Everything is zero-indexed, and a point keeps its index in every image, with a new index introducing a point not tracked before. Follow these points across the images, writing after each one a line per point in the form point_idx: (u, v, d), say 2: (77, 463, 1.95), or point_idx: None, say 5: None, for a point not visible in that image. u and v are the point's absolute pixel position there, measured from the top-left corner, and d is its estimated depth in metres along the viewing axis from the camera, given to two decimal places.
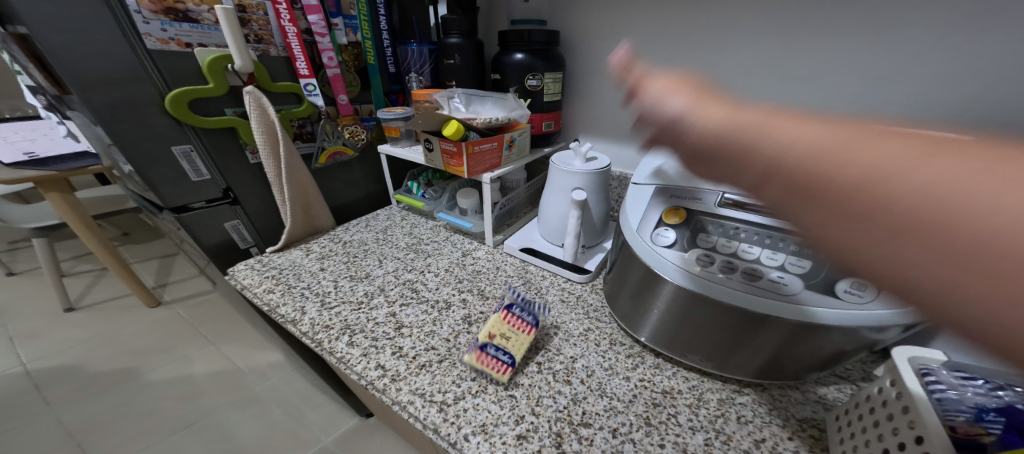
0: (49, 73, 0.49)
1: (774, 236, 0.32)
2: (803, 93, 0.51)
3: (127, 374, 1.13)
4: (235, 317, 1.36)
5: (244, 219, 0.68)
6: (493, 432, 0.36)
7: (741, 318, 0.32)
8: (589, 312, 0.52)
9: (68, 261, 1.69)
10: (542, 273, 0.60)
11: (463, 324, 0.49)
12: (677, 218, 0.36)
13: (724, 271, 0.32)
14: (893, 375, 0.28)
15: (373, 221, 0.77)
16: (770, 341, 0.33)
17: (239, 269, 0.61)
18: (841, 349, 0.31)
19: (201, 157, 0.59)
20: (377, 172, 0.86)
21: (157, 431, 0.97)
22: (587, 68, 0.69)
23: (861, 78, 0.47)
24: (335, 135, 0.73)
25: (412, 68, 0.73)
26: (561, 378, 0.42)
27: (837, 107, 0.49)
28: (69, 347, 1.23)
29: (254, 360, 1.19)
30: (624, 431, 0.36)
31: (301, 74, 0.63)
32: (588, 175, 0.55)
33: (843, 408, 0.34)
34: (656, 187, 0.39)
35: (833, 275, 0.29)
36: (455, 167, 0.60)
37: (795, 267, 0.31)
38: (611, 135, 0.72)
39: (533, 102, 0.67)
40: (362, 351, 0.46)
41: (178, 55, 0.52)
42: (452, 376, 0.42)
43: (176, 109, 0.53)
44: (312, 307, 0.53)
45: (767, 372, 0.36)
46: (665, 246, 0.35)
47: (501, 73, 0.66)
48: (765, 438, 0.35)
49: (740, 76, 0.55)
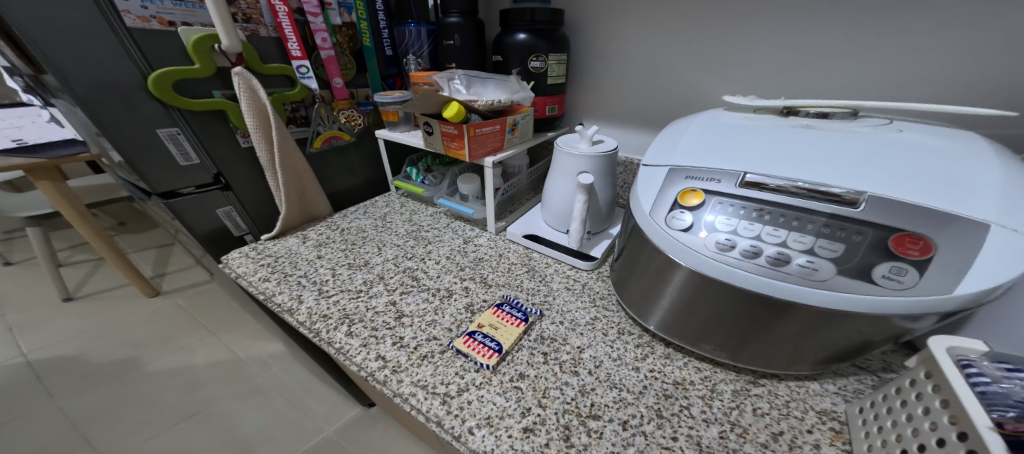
0: (24, 53, 0.46)
1: (800, 218, 0.29)
2: (823, 74, 0.48)
3: (129, 364, 1.12)
4: (235, 307, 1.35)
5: (238, 205, 0.66)
6: (500, 425, 0.35)
7: (762, 305, 0.30)
8: (596, 299, 0.50)
9: (64, 251, 1.66)
10: (546, 261, 0.58)
11: (466, 313, 0.48)
12: (694, 199, 0.33)
13: (748, 257, 0.30)
14: (928, 367, 0.27)
15: (371, 207, 0.75)
16: (789, 330, 0.31)
17: (233, 257, 0.59)
18: (869, 340, 0.29)
19: (189, 140, 0.57)
20: (374, 158, 0.84)
21: (159, 421, 0.97)
22: (591, 49, 0.65)
23: (884, 56, 0.44)
24: (330, 120, 0.70)
25: (409, 50, 0.69)
26: (568, 369, 0.40)
27: (859, 87, 0.47)
28: (68, 337, 1.22)
29: (255, 350, 1.18)
30: (635, 424, 0.35)
31: (293, 56, 0.60)
32: (593, 158, 0.52)
33: (867, 401, 0.32)
34: (669, 168, 0.36)
35: (868, 259, 0.27)
36: (456, 150, 0.57)
37: (827, 251, 0.28)
38: (616, 119, 0.70)
39: (537, 84, 0.64)
40: (362, 342, 0.44)
41: (160, 34, 0.49)
42: (455, 368, 0.41)
43: (160, 91, 0.50)
44: (309, 295, 0.51)
45: (786, 363, 0.34)
46: (681, 230, 0.32)
47: (503, 54, 0.63)
48: (783, 432, 0.34)
49: (756, 56, 0.52)
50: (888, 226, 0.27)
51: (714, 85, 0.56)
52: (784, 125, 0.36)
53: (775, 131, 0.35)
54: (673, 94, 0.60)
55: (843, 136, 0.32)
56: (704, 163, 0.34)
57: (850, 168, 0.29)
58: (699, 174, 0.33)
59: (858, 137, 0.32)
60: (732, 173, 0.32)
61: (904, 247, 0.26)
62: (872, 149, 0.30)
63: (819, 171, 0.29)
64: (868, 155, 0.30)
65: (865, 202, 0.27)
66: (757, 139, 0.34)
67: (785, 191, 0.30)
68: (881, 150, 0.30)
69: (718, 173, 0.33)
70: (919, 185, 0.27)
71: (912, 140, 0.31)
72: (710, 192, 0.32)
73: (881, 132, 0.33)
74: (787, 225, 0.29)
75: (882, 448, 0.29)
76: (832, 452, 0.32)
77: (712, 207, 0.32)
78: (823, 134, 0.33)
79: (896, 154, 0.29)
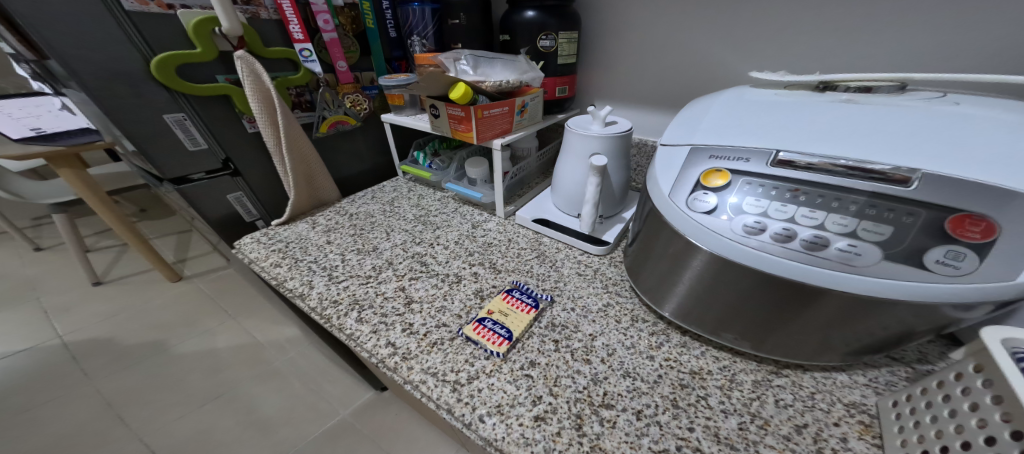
0: (26, 38, 0.45)
1: (838, 199, 0.27)
2: (861, 47, 0.45)
3: (155, 347, 1.15)
4: (252, 293, 1.38)
5: (247, 191, 0.66)
6: (510, 413, 0.34)
7: (794, 292, 0.28)
8: (608, 285, 0.49)
9: (90, 236, 1.72)
10: (557, 246, 0.57)
11: (475, 299, 0.47)
12: (719, 180, 0.30)
13: (779, 240, 0.27)
14: (978, 360, 0.26)
15: (379, 192, 0.74)
16: (818, 318, 0.29)
17: (245, 243, 0.59)
18: (911, 329, 0.27)
19: (196, 126, 0.56)
20: (381, 143, 0.82)
21: (186, 401, 1.00)
22: (606, 25, 0.61)
23: (936, 22, 0.40)
24: (336, 104, 0.68)
25: (414, 31, 0.65)
26: (580, 357, 0.39)
27: (901, 63, 0.43)
28: (98, 321, 1.26)
29: (272, 334, 1.21)
30: (650, 414, 0.34)
31: (295, 39, 0.58)
32: (606, 139, 0.50)
33: (903, 395, 0.31)
34: (690, 147, 0.33)
35: (920, 242, 0.25)
36: (464, 133, 0.55)
37: (872, 234, 0.26)
38: (630, 100, 0.66)
39: (547, 65, 0.61)
40: (371, 328, 0.44)
41: (159, 16, 0.48)
42: (465, 355, 0.40)
43: (163, 76, 0.49)
44: (319, 281, 0.51)
45: (812, 353, 0.32)
46: (704, 213, 0.30)
47: (511, 33, 0.60)
48: (807, 424, 0.32)
49: (790, 26, 0.48)
50: (945, 207, 0.24)
51: (740, 61, 0.52)
52: (821, 100, 0.33)
53: (810, 106, 0.33)
54: (693, 72, 0.57)
55: (889, 110, 0.30)
56: (730, 141, 0.31)
57: (900, 144, 0.26)
58: (724, 153, 0.31)
59: (907, 111, 0.29)
60: (763, 152, 0.30)
61: (963, 229, 0.24)
62: (923, 123, 0.28)
63: (861, 147, 0.27)
64: (921, 130, 0.27)
65: (918, 180, 0.25)
66: (791, 115, 0.32)
67: (823, 170, 0.27)
68: (935, 124, 0.27)
69: (747, 151, 0.30)
70: (983, 160, 0.24)
71: (971, 112, 0.28)
72: (737, 172, 0.30)
73: (934, 105, 0.30)
74: (825, 206, 0.27)
75: (918, 443, 0.28)
76: (860, 446, 0.30)
77: (739, 188, 0.30)
78: (866, 109, 0.30)
79: (954, 128, 0.27)
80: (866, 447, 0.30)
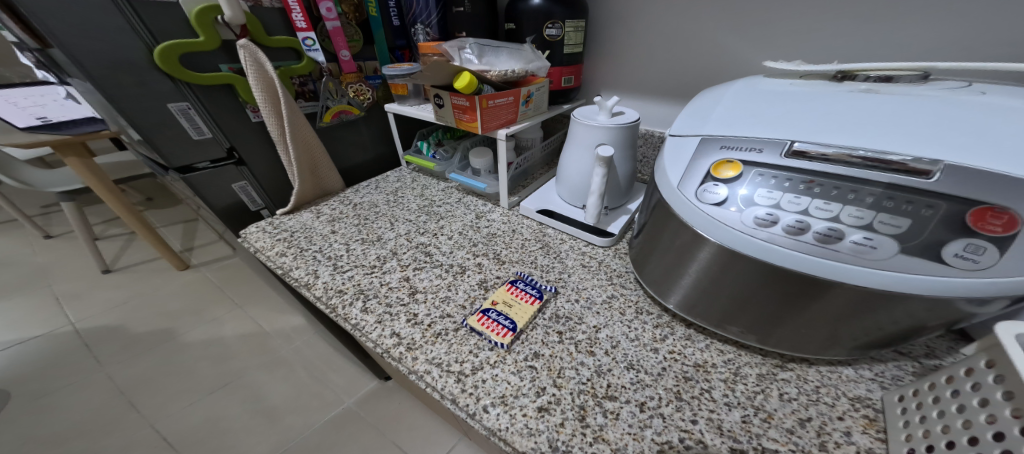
0: (30, 27, 0.45)
1: (854, 191, 0.27)
2: (873, 37, 0.44)
3: (165, 335, 1.17)
4: (258, 282, 1.39)
5: (252, 180, 0.66)
6: (514, 403, 0.35)
7: (804, 285, 0.28)
8: (613, 277, 0.48)
9: (99, 225, 1.73)
10: (561, 237, 0.56)
11: (479, 290, 0.47)
12: (730, 171, 0.30)
13: (791, 233, 0.27)
14: (991, 356, 0.25)
15: (382, 182, 0.74)
16: (826, 312, 0.29)
17: (251, 232, 0.59)
18: (922, 324, 0.27)
19: (200, 115, 0.55)
20: (385, 133, 0.82)
21: (195, 389, 1.02)
22: (613, 12, 0.60)
23: (952, 8, 0.39)
24: (340, 94, 0.68)
25: (419, 19, 0.63)
26: (583, 349, 0.39)
27: (916, 51, 0.42)
28: (108, 309, 1.28)
29: (278, 323, 1.22)
30: (653, 406, 0.34)
31: (298, 27, 0.57)
32: (613, 129, 0.49)
33: (910, 389, 0.30)
34: (701, 138, 0.33)
35: (938, 236, 0.24)
36: (468, 123, 0.55)
37: (889, 227, 0.25)
38: (638, 91, 0.65)
39: (553, 54, 0.59)
40: (376, 318, 0.44)
41: (162, 4, 0.47)
42: (469, 346, 0.40)
43: (166, 65, 0.49)
44: (325, 270, 0.51)
45: (818, 348, 0.32)
46: (713, 204, 0.30)
47: (517, 21, 0.59)
48: (811, 418, 0.32)
49: (805, 13, 0.46)
50: (966, 199, 0.23)
51: (750, 50, 0.51)
52: (840, 90, 0.33)
53: (828, 96, 0.32)
54: (702, 61, 0.56)
55: (911, 100, 0.29)
56: (743, 131, 0.31)
57: (920, 134, 0.26)
58: (735, 143, 0.31)
59: (930, 101, 0.28)
60: (777, 142, 0.29)
61: (984, 222, 0.23)
62: (945, 112, 0.27)
63: (879, 138, 0.26)
64: (944, 121, 0.26)
65: (939, 172, 0.24)
66: (807, 105, 0.31)
67: (840, 161, 0.27)
68: (959, 114, 0.26)
69: (760, 142, 0.30)
70: (1007, 152, 0.23)
71: (999, 102, 0.27)
72: (749, 163, 0.30)
73: (959, 95, 0.29)
74: (840, 198, 0.27)
75: (924, 438, 0.28)
76: (864, 439, 0.30)
77: (750, 180, 0.29)
78: (886, 99, 0.30)
79: (978, 118, 0.26)
80: (870, 441, 0.30)
